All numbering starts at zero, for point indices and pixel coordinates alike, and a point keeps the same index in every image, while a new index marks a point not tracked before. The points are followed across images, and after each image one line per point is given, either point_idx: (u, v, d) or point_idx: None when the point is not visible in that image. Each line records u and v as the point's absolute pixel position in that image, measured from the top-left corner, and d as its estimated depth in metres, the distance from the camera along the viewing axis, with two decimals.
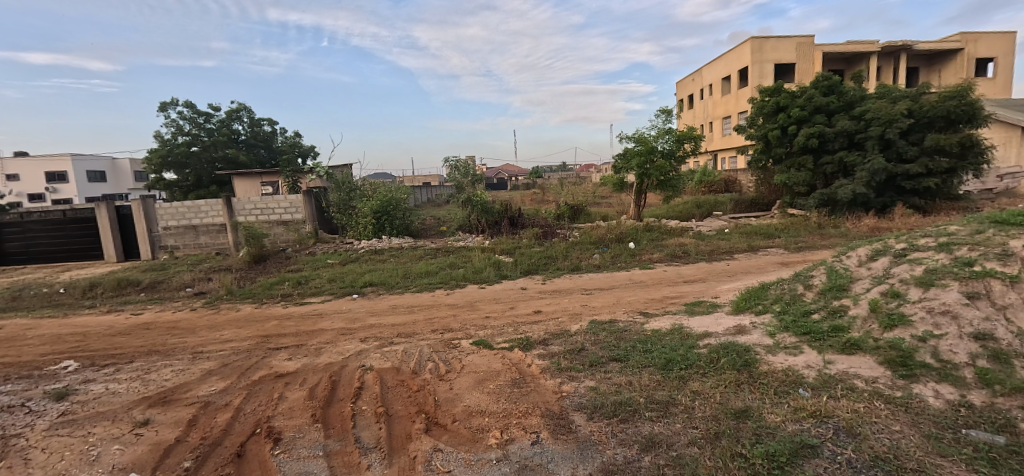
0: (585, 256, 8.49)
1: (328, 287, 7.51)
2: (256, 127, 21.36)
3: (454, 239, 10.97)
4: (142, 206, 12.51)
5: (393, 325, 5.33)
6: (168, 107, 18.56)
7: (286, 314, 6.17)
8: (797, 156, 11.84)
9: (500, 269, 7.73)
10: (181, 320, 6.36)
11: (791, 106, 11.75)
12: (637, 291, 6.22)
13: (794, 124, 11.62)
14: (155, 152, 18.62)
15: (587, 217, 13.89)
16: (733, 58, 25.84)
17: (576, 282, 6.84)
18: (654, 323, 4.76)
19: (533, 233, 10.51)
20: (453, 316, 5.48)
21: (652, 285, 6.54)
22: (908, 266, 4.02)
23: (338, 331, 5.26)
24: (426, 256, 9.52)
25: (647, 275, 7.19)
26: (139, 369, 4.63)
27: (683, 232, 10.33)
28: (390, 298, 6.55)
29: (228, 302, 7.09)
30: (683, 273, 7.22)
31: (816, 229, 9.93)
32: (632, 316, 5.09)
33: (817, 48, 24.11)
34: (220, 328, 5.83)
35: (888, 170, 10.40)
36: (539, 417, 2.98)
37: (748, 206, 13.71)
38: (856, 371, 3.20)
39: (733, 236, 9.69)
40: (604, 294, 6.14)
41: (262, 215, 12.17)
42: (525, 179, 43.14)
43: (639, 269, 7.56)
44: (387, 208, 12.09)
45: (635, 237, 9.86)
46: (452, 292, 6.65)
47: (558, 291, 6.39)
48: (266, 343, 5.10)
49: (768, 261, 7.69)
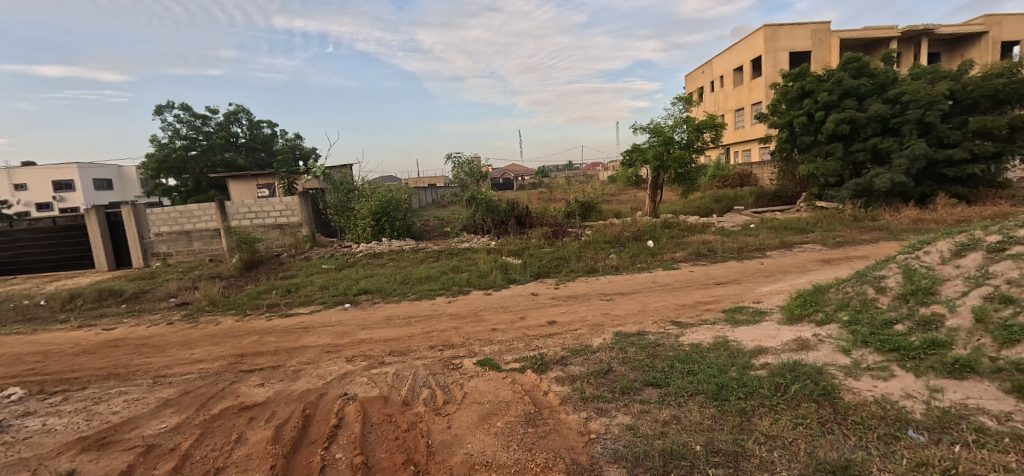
0: (601, 257, 7.73)
1: (319, 295, 6.83)
2: (255, 130, 20.84)
3: (458, 241, 10.28)
4: (132, 211, 11.94)
5: (385, 340, 4.62)
6: (164, 111, 18.04)
7: (267, 329, 5.46)
8: (824, 144, 11.00)
9: (508, 272, 7.00)
10: (153, 337, 5.67)
11: (818, 90, 10.89)
12: (664, 296, 5.45)
13: (820, 110, 10.78)
14: (151, 158, 18.04)
15: (599, 214, 13.13)
16: (745, 48, 24.97)
17: (593, 286, 6.08)
18: (691, 336, 4.00)
19: (542, 233, 9.78)
20: (455, 329, 4.74)
21: (680, 288, 5.78)
22: (1013, 263, 3.24)
23: (323, 349, 4.56)
24: (427, 259, 8.83)
25: (672, 277, 6.41)
26: (88, 399, 3.96)
27: (705, 229, 9.54)
28: (385, 307, 5.85)
29: (208, 314, 6.42)
30: (712, 274, 6.44)
31: (852, 222, 9.08)
32: (663, 328, 4.33)
33: (833, 35, 23.18)
34: (194, 345, 5.15)
35: (929, 156, 9.51)
36: (563, 472, 2.26)
37: (771, 200, 12.84)
38: (979, 404, 2.43)
39: (762, 232, 8.88)
40: (627, 300, 5.40)
41: (256, 218, 11.59)
42: (530, 179, 42.41)
43: (662, 270, 6.79)
44: (387, 208, 11.41)
45: (653, 234, 9.12)
46: (454, 299, 5.94)
47: (574, 297, 5.64)
48: (240, 363, 4.42)
49: (806, 258, 6.89)
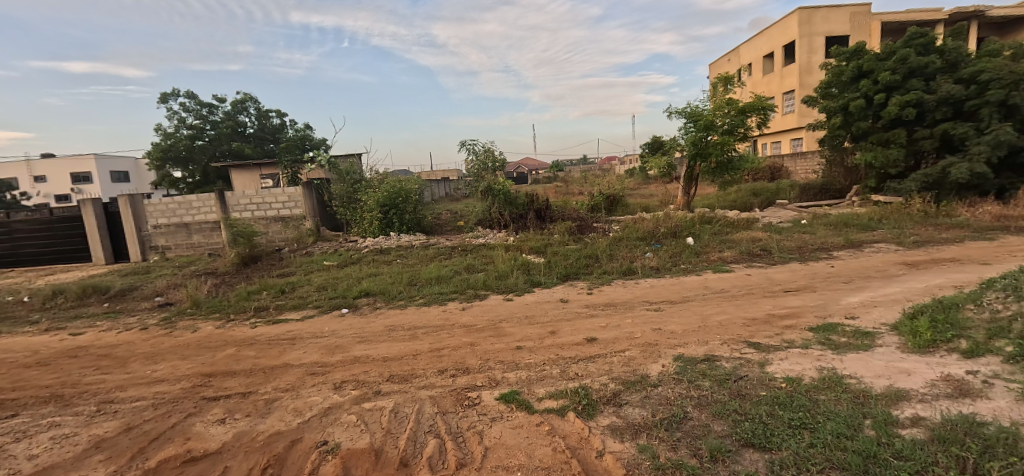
0: (636, 256, 6.75)
1: (315, 297, 5.98)
2: (264, 120, 20.19)
3: (473, 236, 9.37)
4: (128, 202, 11.25)
5: (385, 360, 3.73)
6: (169, 99, 17.41)
7: (249, 339, 4.62)
8: (882, 132, 9.82)
9: (530, 274, 6.06)
10: (120, 346, 4.85)
11: (878, 70, 9.70)
12: (725, 306, 4.46)
13: (881, 92, 9.60)
14: (156, 147, 17.42)
15: (625, 208, 12.11)
16: (777, 33, 23.53)
17: (634, 292, 5.11)
18: (783, 368, 3.05)
19: (565, 228, 8.84)
20: (471, 347, 3.83)
21: (741, 296, 4.79)
22: None
23: (308, 369, 3.69)
24: (439, 256, 7.93)
25: (727, 281, 5.41)
26: (9, 434, 3.14)
27: (750, 225, 8.48)
28: (388, 314, 4.97)
29: (189, 318, 5.61)
30: (774, 279, 5.43)
31: (922, 218, 7.94)
32: (739, 353, 3.36)
33: (874, 18, 21.63)
34: (160, 358, 4.31)
35: (1013, 143, 8.30)
36: None
37: (817, 193, 11.67)
38: None
39: (818, 229, 7.82)
40: (679, 310, 4.44)
41: (258, 210, 10.83)
42: (546, 173, 41.25)
43: (712, 273, 5.77)
44: (396, 200, 10.53)
45: (692, 231, 8.11)
46: (469, 305, 5.03)
47: (613, 306, 4.68)
48: (205, 387, 3.57)
49: (884, 262, 5.85)
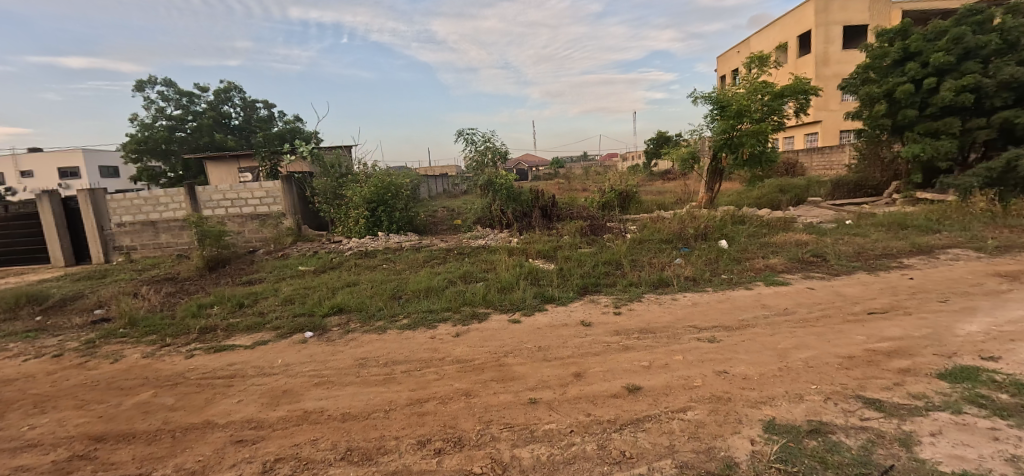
0: (664, 262, 5.68)
1: (276, 314, 4.88)
2: (250, 111, 18.98)
3: (472, 237, 8.29)
4: (89, 198, 10.11)
5: (346, 419, 2.65)
6: (145, 87, 16.24)
7: (177, 377, 3.52)
8: (931, 121, 8.75)
9: (539, 285, 4.98)
10: (12, 383, 3.74)
11: (927, 51, 8.62)
12: (801, 337, 3.37)
13: (931, 76, 8.53)
14: (132, 138, 16.30)
15: (638, 206, 11.02)
16: (791, 23, 22.44)
17: (674, 313, 4.02)
18: (949, 457, 1.98)
19: (575, 229, 7.77)
20: (467, 400, 2.74)
21: (816, 320, 3.72)
22: None
23: (236, 434, 2.60)
24: (431, 261, 6.83)
25: (787, 297, 4.34)
26: None
27: (788, 225, 7.40)
28: (362, 341, 3.88)
29: (116, 342, 4.51)
30: (845, 294, 4.36)
31: (990, 218, 6.87)
32: (860, 422, 2.29)
33: (895, 6, 20.54)
34: (48, 408, 3.21)
35: None
36: None
37: (851, 190, 10.57)
38: None
39: (871, 231, 6.75)
40: (742, 341, 3.36)
41: (232, 207, 9.75)
42: (548, 170, 40.18)
43: (765, 286, 4.68)
44: (385, 195, 9.41)
45: (724, 232, 7.03)
46: (465, 330, 3.93)
47: (651, 333, 3.59)
48: (84, 464, 2.48)
49: (972, 272, 4.79)
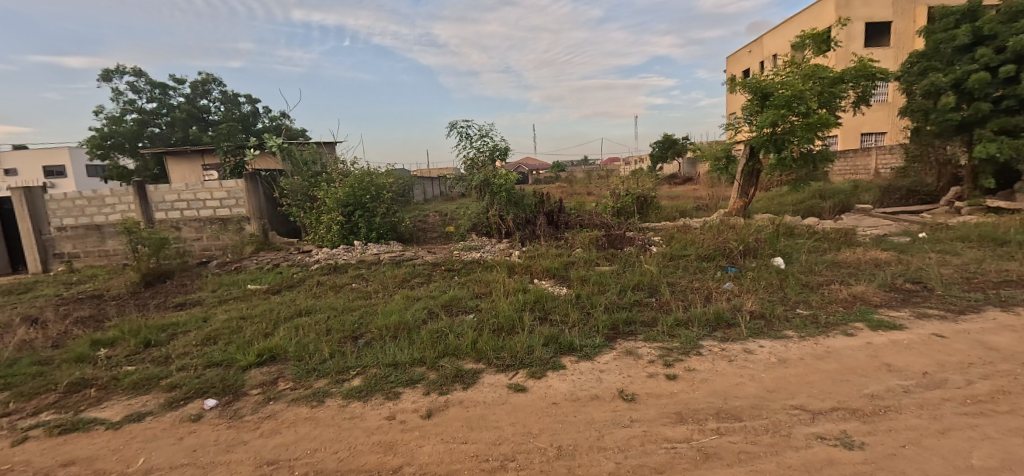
0: (713, 289, 4.32)
1: (184, 360, 3.48)
2: (231, 106, 17.68)
3: (464, 248, 6.94)
4: (22, 197, 8.71)
5: None
6: (113, 76, 14.90)
7: None
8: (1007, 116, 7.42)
9: (550, 322, 3.62)
10: None
11: (1006, 33, 7.30)
12: (1000, 443, 2.01)
13: (1010, 63, 7.22)
14: (99, 132, 14.95)
15: (657, 212, 9.68)
16: (807, 21, 21.26)
17: (761, 380, 2.65)
18: None
19: (589, 240, 6.43)
20: None
21: (997, 403, 2.35)
22: None
23: None
24: (411, 279, 5.48)
25: (916, 351, 2.97)
26: None
27: (852, 239, 6.04)
28: (282, 424, 2.49)
29: None
30: (997, 347, 3.00)
31: None
32: None
33: (920, 3, 19.36)
34: None
35: None
36: None
37: (902, 198, 9.23)
38: None
39: (961, 248, 5.39)
40: (904, 448, 2.00)
41: (188, 209, 8.38)
42: (549, 173, 38.92)
43: (870, 330, 3.31)
44: (363, 198, 8.05)
45: (775, 246, 5.68)
46: (443, 406, 2.54)
47: (742, 425, 2.22)
48: None
49: None
